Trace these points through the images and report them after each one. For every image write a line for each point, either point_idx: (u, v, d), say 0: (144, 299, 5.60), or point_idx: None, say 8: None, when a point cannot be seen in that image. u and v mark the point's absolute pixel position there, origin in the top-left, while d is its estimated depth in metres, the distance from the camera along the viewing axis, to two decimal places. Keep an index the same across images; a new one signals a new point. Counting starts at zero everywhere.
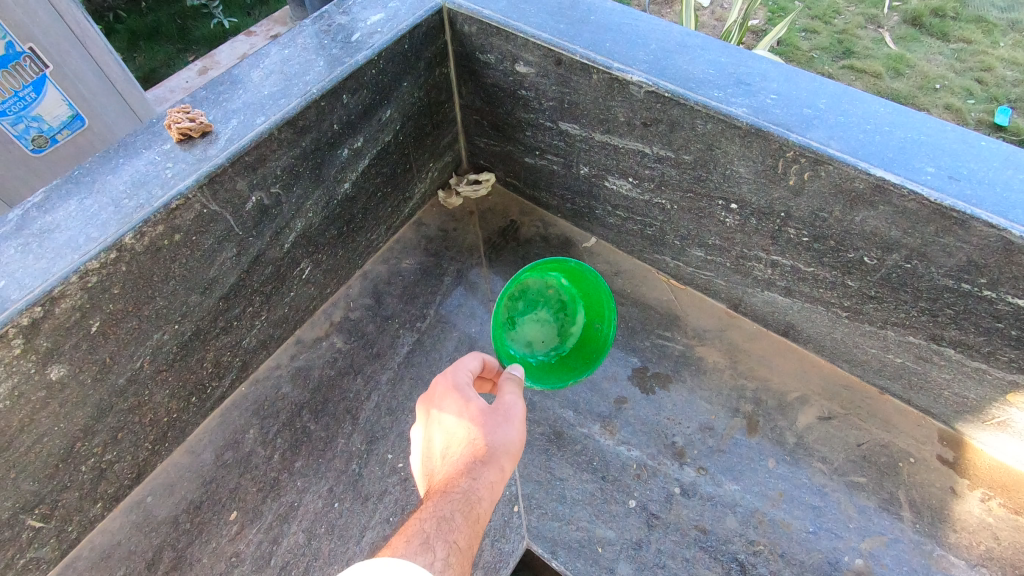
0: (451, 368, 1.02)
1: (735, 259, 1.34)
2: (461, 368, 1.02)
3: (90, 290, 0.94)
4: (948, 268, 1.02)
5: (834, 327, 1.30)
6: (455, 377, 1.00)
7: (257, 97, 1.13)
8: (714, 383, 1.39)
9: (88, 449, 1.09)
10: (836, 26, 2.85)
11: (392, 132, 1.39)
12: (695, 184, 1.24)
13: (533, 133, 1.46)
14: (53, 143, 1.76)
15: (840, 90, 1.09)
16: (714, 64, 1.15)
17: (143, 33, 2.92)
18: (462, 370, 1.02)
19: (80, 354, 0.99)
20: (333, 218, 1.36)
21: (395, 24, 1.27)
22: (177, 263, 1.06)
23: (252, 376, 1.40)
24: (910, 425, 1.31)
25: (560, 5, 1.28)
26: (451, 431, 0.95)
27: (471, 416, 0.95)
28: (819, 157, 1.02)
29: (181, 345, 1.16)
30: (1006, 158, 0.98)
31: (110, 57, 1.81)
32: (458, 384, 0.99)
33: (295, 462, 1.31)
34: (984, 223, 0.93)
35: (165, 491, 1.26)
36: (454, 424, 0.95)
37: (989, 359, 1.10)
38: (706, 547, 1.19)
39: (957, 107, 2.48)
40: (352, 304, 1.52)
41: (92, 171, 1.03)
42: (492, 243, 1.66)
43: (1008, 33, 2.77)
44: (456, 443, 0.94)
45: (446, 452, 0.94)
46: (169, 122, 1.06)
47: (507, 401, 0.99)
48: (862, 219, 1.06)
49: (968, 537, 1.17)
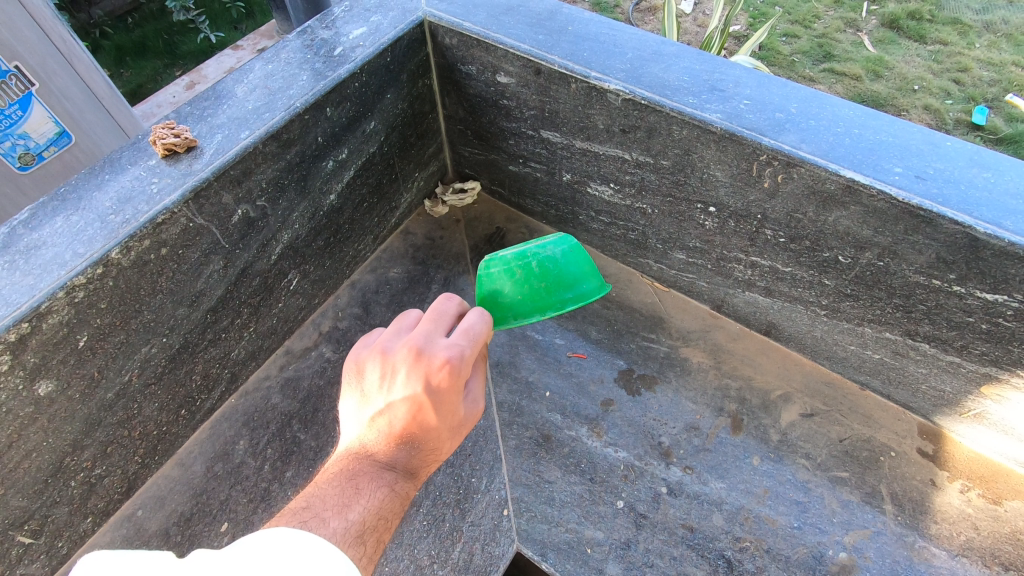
0: (462, 348, 0.90)
1: (716, 261, 1.37)
2: (468, 355, 0.90)
3: (77, 305, 0.95)
4: (919, 265, 1.05)
5: (813, 325, 1.32)
6: (463, 367, 0.89)
7: (242, 111, 1.15)
8: (698, 384, 1.41)
9: (77, 464, 1.10)
10: (816, 31, 2.91)
11: (376, 143, 1.41)
12: (673, 188, 1.27)
13: (515, 142, 1.49)
14: (40, 160, 1.76)
15: (810, 94, 1.13)
16: (689, 72, 1.18)
17: (130, 49, 2.93)
18: (471, 360, 0.91)
19: (68, 369, 1.00)
20: (319, 228, 1.38)
21: (377, 38, 1.29)
22: (163, 277, 1.07)
23: (242, 388, 1.41)
24: (890, 419, 1.34)
25: (538, 17, 1.31)
26: (422, 417, 0.88)
27: (448, 417, 0.90)
28: (791, 160, 1.05)
29: (169, 358, 1.17)
30: (970, 158, 1.01)
31: (96, 74, 1.83)
32: (459, 373, 0.89)
33: (286, 472, 1.31)
34: (950, 221, 0.96)
35: (156, 504, 1.26)
36: (431, 418, 0.88)
37: (962, 353, 1.13)
38: (694, 545, 1.21)
39: (936, 108, 2.53)
40: (341, 314, 1.54)
41: (78, 188, 1.04)
42: (478, 250, 1.68)
43: (983, 34, 2.83)
44: (418, 431, 0.89)
45: (403, 431, 0.88)
46: (155, 138, 1.08)
47: (476, 407, 0.96)
48: (835, 219, 1.09)
49: (949, 528, 1.20)
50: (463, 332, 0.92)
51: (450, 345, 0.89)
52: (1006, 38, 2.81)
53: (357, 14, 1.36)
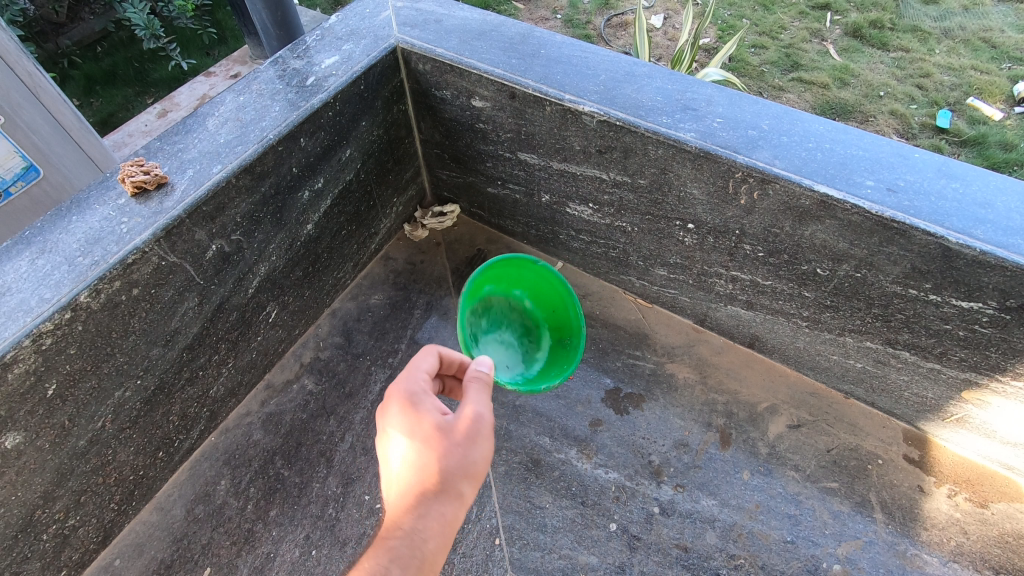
0: (407, 373, 0.92)
1: (697, 276, 1.38)
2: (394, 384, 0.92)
3: (44, 353, 0.92)
4: (895, 276, 1.07)
5: (796, 336, 1.34)
6: (413, 392, 0.89)
7: (213, 145, 1.13)
8: (685, 400, 1.41)
9: (48, 516, 1.06)
10: (783, 41, 2.97)
11: (353, 171, 1.40)
12: (651, 207, 1.28)
13: (493, 164, 1.49)
14: (7, 196, 1.71)
15: (782, 111, 1.14)
16: (662, 91, 1.19)
17: (99, 78, 2.88)
18: (416, 381, 0.91)
19: (37, 420, 0.96)
20: (297, 259, 1.35)
21: (350, 66, 1.29)
22: (136, 317, 1.04)
23: (222, 426, 1.38)
24: (876, 427, 1.35)
25: (511, 41, 1.32)
26: (406, 459, 0.87)
27: (426, 441, 0.86)
28: (766, 176, 1.06)
29: (144, 401, 1.14)
30: (938, 169, 1.03)
31: (65, 106, 1.78)
32: (412, 400, 0.89)
33: (270, 511, 1.27)
34: (924, 232, 0.97)
35: (134, 552, 1.22)
36: (407, 454, 0.87)
37: (941, 359, 1.15)
38: (688, 565, 1.20)
39: (902, 113, 2.59)
40: (322, 344, 1.51)
41: (44, 230, 1.01)
42: (459, 272, 1.66)
43: (942, 40, 2.93)
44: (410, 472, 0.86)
45: (397, 485, 0.87)
46: (123, 176, 1.05)
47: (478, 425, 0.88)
48: (812, 233, 1.10)
49: (939, 534, 1.20)
50: (405, 369, 0.93)
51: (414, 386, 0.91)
52: (964, 43, 2.90)
53: (329, 43, 1.35)
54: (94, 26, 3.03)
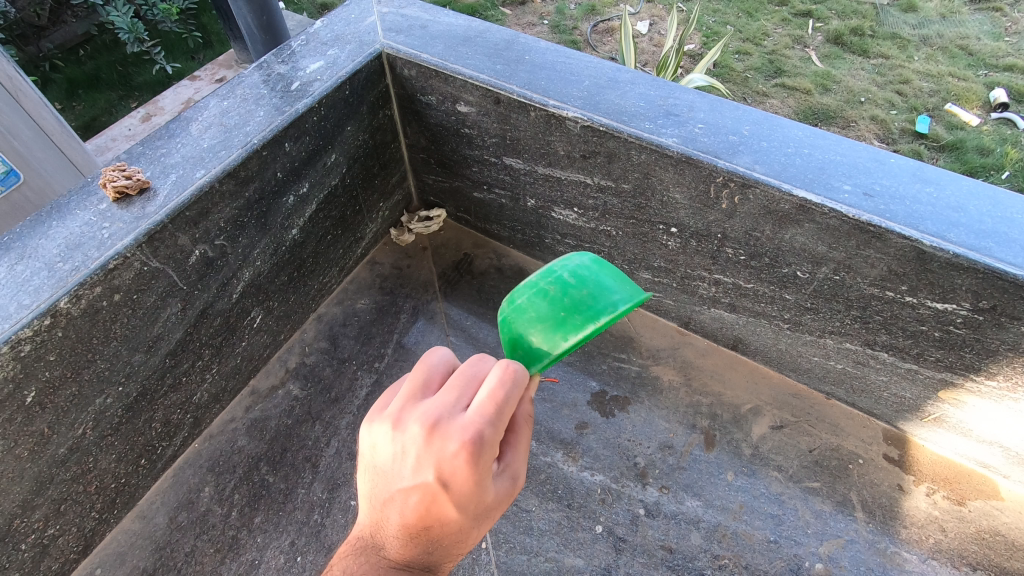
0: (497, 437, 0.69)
1: (681, 279, 1.39)
2: (476, 445, 0.67)
3: (22, 359, 0.91)
4: (872, 278, 1.09)
5: (778, 338, 1.35)
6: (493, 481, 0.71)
7: (197, 150, 1.13)
8: (670, 402, 1.42)
9: (27, 526, 1.04)
10: (766, 48, 3.01)
11: (338, 176, 1.40)
12: (636, 211, 1.29)
13: (479, 169, 1.50)
14: None
15: (761, 116, 1.16)
16: (644, 97, 1.21)
17: (82, 81, 2.85)
18: (494, 437, 0.68)
19: (15, 427, 0.95)
20: (282, 263, 1.35)
21: (335, 71, 1.29)
22: (118, 323, 1.03)
23: (206, 432, 1.36)
24: (856, 427, 1.37)
25: (496, 46, 1.33)
26: (442, 533, 0.71)
27: (472, 527, 0.72)
28: (745, 181, 1.08)
29: (126, 408, 1.13)
30: (914, 174, 1.06)
31: (46, 110, 1.77)
32: (488, 473, 0.69)
33: (254, 518, 1.26)
34: (898, 236, 0.99)
35: (116, 561, 1.20)
36: (448, 531, 0.71)
37: (918, 360, 1.17)
38: (673, 566, 1.21)
39: (883, 118, 2.64)
40: (308, 349, 1.51)
41: (24, 236, 1.00)
42: (446, 277, 1.66)
43: (921, 48, 2.99)
44: (434, 542, 0.72)
45: (407, 537, 0.72)
46: (104, 181, 1.04)
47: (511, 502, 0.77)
48: (791, 236, 1.12)
49: (917, 532, 1.22)
50: (487, 405, 0.69)
51: (436, 413, 0.69)
52: (941, 51, 2.96)
53: (314, 48, 1.35)
54: (76, 29, 2.98)
